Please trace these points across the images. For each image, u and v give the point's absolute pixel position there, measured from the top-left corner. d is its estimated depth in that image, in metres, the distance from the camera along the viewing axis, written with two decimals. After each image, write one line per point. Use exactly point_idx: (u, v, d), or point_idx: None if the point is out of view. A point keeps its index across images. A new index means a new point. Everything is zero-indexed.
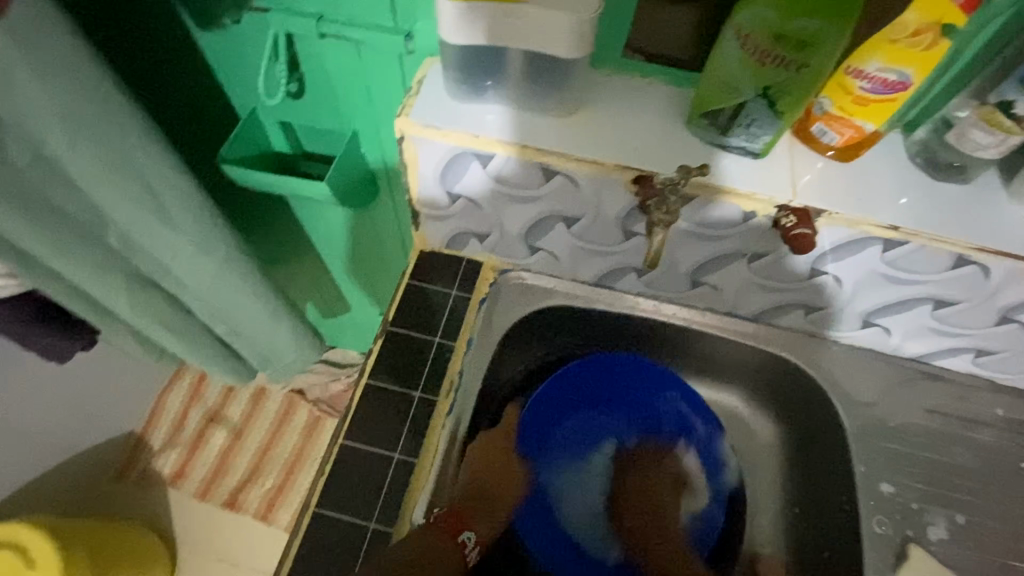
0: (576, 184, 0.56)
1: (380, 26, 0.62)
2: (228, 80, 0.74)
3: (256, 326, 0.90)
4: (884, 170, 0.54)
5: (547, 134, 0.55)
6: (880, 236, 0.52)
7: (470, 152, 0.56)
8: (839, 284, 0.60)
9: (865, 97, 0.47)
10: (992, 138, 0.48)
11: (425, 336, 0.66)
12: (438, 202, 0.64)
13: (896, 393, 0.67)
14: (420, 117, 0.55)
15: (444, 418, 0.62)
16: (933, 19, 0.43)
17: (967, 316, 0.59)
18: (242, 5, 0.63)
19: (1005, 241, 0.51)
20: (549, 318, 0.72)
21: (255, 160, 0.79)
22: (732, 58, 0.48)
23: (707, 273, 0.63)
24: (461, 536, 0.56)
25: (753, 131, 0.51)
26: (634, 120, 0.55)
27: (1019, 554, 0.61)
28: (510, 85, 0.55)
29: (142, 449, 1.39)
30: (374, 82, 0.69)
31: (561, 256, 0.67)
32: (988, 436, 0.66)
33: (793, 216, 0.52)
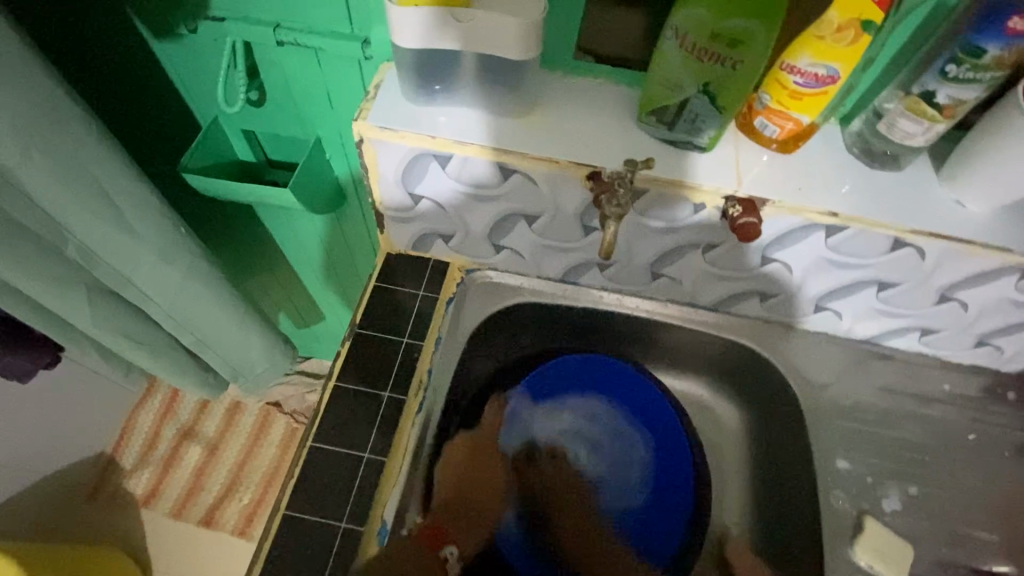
0: (534, 182, 0.58)
1: (337, 32, 0.62)
2: (187, 89, 0.74)
3: (224, 336, 0.90)
4: (823, 161, 0.57)
5: (503, 134, 0.56)
6: (821, 223, 0.55)
7: (429, 152, 0.57)
8: (789, 270, 0.63)
9: (799, 91, 0.50)
10: (919, 126, 0.51)
11: (394, 337, 0.67)
12: (401, 204, 0.65)
13: (849, 374, 0.70)
14: (377, 120, 0.56)
15: (414, 416, 0.63)
16: (853, 16, 0.45)
17: (909, 296, 0.62)
18: (198, 14, 0.63)
19: (934, 223, 0.55)
20: (517, 314, 0.73)
21: (218, 168, 0.79)
22: (673, 55, 0.50)
23: (666, 264, 0.66)
24: (441, 551, 0.57)
25: (698, 125, 0.53)
26: (586, 117, 0.57)
27: (967, 521, 0.64)
28: (464, 87, 0.56)
29: (112, 470, 1.36)
30: (335, 90, 0.70)
31: (525, 254, 0.69)
32: (937, 411, 0.69)
33: (739, 206, 0.54)
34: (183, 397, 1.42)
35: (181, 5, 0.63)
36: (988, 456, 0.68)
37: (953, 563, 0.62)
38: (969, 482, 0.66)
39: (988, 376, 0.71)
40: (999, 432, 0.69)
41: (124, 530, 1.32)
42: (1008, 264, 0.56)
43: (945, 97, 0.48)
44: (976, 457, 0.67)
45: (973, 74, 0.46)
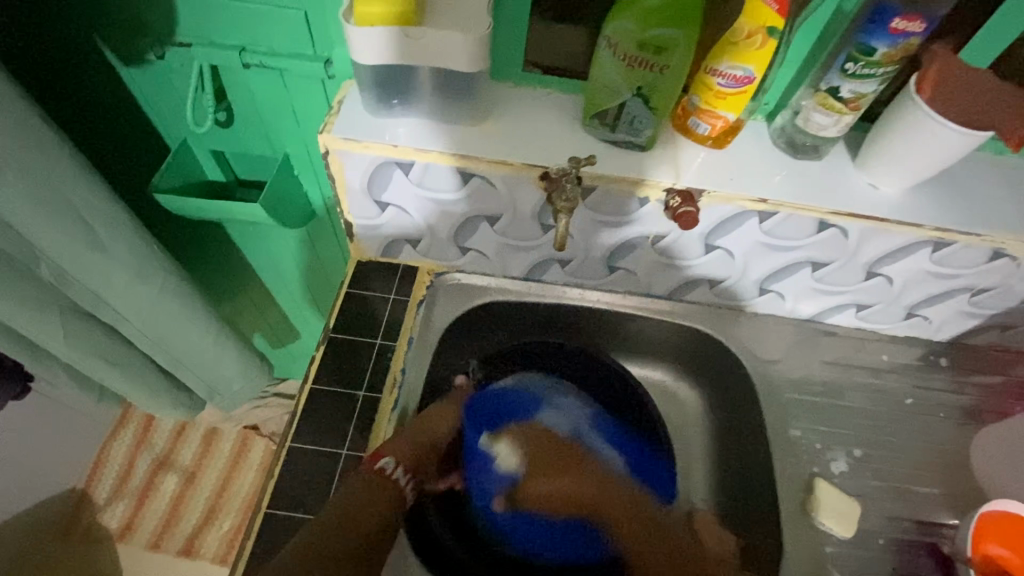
0: (492, 184, 0.62)
1: (300, 54, 0.66)
2: (156, 113, 0.77)
3: (199, 353, 0.91)
4: (752, 155, 0.63)
5: (461, 140, 0.61)
6: (754, 210, 0.61)
7: (392, 160, 0.61)
8: (731, 255, 0.68)
9: (723, 91, 0.56)
10: (830, 118, 0.58)
11: (367, 338, 0.70)
12: (368, 213, 0.68)
13: (796, 350, 0.76)
14: (343, 132, 0.60)
15: (390, 413, 0.65)
16: (759, 23, 0.51)
17: (843, 274, 0.68)
18: (165, 41, 0.67)
19: (852, 205, 0.61)
20: (485, 313, 0.77)
21: (188, 189, 0.81)
22: (608, 64, 0.56)
23: (621, 257, 0.71)
24: (378, 463, 0.59)
25: (635, 125, 0.59)
26: (537, 123, 0.63)
27: (910, 478, 0.69)
28: (421, 100, 0.61)
29: (85, 505, 1.33)
30: (300, 109, 0.73)
31: (490, 255, 0.73)
32: (878, 379, 0.75)
33: (678, 197, 0.60)
34: (157, 426, 1.41)
35: (149, 33, 0.66)
36: (926, 417, 0.74)
37: (901, 517, 0.67)
38: (910, 443, 0.72)
39: (921, 345, 0.78)
40: (935, 395, 0.75)
41: (99, 566, 1.29)
42: (921, 239, 0.62)
43: (847, 91, 0.55)
44: (916, 420, 0.73)
45: (867, 70, 0.53)
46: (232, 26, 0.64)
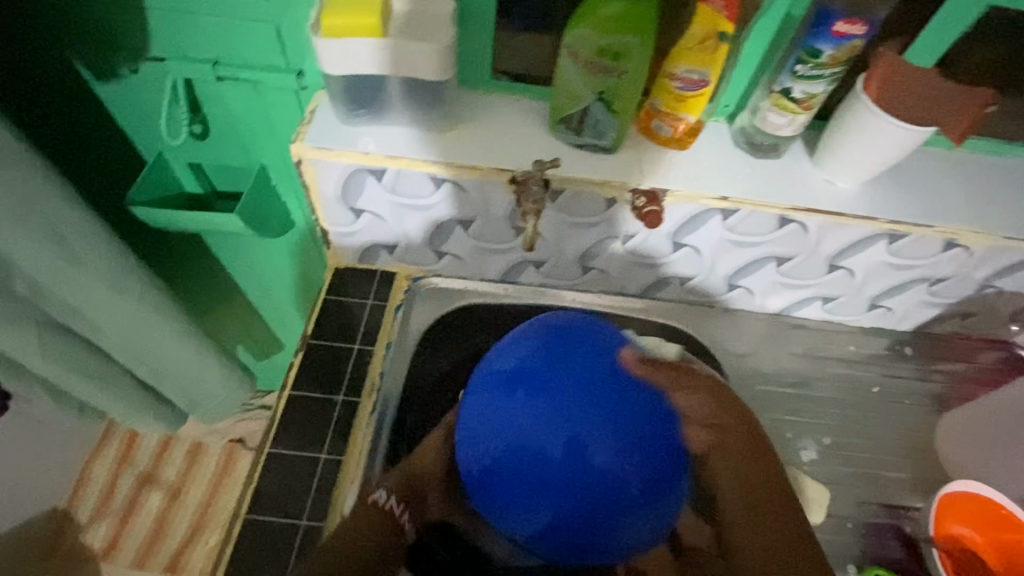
0: (464, 189, 0.65)
1: (273, 66, 0.68)
2: (132, 126, 0.78)
3: (180, 365, 0.91)
4: (715, 156, 0.65)
5: (432, 147, 0.63)
6: (715, 207, 0.63)
7: (364, 168, 0.64)
8: (698, 252, 0.71)
9: (682, 94, 0.59)
10: (785, 118, 0.60)
11: (345, 343, 0.74)
12: (343, 220, 0.72)
13: (767, 343, 0.80)
14: (314, 143, 0.63)
15: (367, 418, 0.70)
16: (709, 28, 0.54)
17: (806, 268, 0.72)
18: (138, 56, 0.68)
19: (809, 201, 0.64)
20: (463, 317, 0.78)
21: (165, 201, 0.82)
22: (570, 71, 0.58)
23: (593, 258, 0.73)
24: (372, 497, 0.63)
25: (599, 128, 0.61)
26: (505, 129, 0.65)
27: (878, 462, 0.74)
28: (392, 108, 0.63)
29: (68, 526, 1.32)
30: (275, 121, 0.75)
31: (466, 258, 0.76)
32: (844, 369, 0.79)
33: (644, 197, 0.62)
34: (140, 443, 1.40)
35: (123, 48, 0.67)
36: (893, 404, 0.78)
37: (869, 501, 0.71)
38: (877, 430, 0.76)
39: (888, 336, 0.82)
40: (901, 382, 0.79)
41: None
42: (875, 232, 0.65)
43: (799, 92, 0.58)
44: (883, 407, 0.77)
45: (816, 71, 0.56)
46: (204, 41, 0.66)
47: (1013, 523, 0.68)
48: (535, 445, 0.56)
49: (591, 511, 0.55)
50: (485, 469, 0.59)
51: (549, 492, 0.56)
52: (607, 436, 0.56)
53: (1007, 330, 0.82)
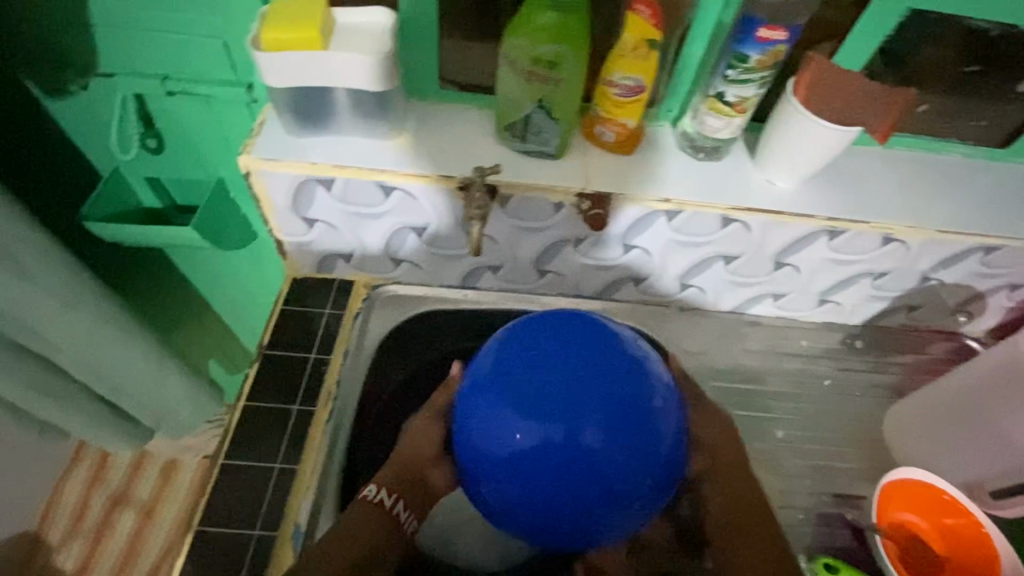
0: (413, 196, 0.75)
1: (224, 79, 0.81)
2: (95, 143, 0.91)
3: (89, 344, 0.91)
4: (642, 160, 0.76)
5: (375, 157, 0.73)
6: (659, 208, 0.74)
7: (312, 177, 0.73)
8: (648, 254, 0.83)
9: (620, 100, 0.69)
10: (721, 121, 0.71)
11: (302, 352, 0.84)
12: (296, 231, 0.82)
13: (721, 339, 0.92)
14: (261, 153, 0.72)
15: (323, 424, 0.78)
16: (640, 37, 0.63)
17: (753, 265, 0.83)
18: (88, 73, 0.81)
19: (758, 202, 0.75)
20: (433, 320, 0.90)
21: (121, 214, 0.95)
22: (510, 80, 0.68)
23: (548, 261, 0.85)
24: (369, 491, 0.68)
25: (542, 136, 0.72)
26: (447, 135, 0.76)
27: (825, 453, 0.85)
28: (337, 120, 0.73)
29: (41, 549, 1.37)
30: (230, 126, 0.87)
31: (422, 265, 0.87)
32: (792, 366, 0.92)
33: (588, 200, 0.73)
34: (113, 462, 1.47)
35: (74, 68, 0.80)
36: (844, 395, 0.90)
37: (815, 491, 0.81)
38: (826, 422, 0.88)
39: (842, 331, 0.95)
40: (848, 375, 0.92)
41: None
42: (817, 228, 0.76)
43: (732, 96, 0.68)
44: (836, 397, 0.90)
45: (744, 75, 0.66)
46: (152, 59, 0.79)
47: (957, 508, 0.74)
48: (578, 415, 0.53)
49: (573, 500, 0.54)
50: (516, 392, 0.55)
51: (567, 429, 0.53)
52: (613, 431, 0.53)
53: (956, 322, 0.95)
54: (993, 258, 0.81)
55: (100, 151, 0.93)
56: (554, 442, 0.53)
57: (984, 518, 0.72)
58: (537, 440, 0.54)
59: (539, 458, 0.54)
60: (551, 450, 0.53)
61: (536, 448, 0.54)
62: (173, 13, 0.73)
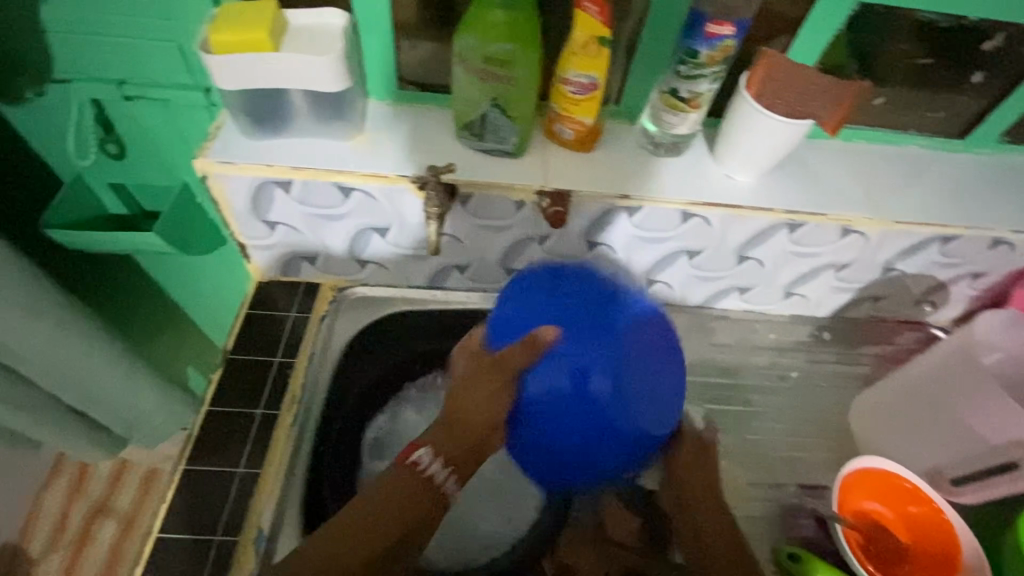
0: (372, 197, 0.75)
1: (181, 84, 0.80)
2: (53, 147, 0.90)
3: (55, 355, 0.90)
4: (603, 158, 0.77)
5: (334, 158, 0.73)
6: (619, 204, 0.75)
7: (270, 179, 0.73)
8: (612, 251, 0.83)
9: (576, 97, 0.69)
10: (677, 116, 0.72)
11: (268, 356, 0.84)
12: (259, 235, 0.82)
13: (690, 334, 0.93)
14: (217, 157, 0.72)
15: (289, 427, 0.78)
16: (591, 35, 0.63)
17: (717, 260, 0.84)
18: (44, 80, 0.80)
19: (716, 197, 0.75)
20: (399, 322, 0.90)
21: (85, 222, 0.94)
22: (464, 79, 0.68)
23: (514, 260, 0.85)
24: (410, 458, 0.67)
25: (501, 135, 0.72)
26: (404, 135, 0.76)
27: (793, 444, 0.86)
28: (295, 122, 0.72)
29: (19, 562, 1.35)
30: (190, 131, 0.86)
31: (389, 266, 0.87)
32: (761, 359, 0.93)
33: (548, 198, 0.73)
34: (93, 473, 1.46)
35: (29, 76, 0.79)
36: (812, 386, 0.91)
37: (779, 483, 0.82)
38: (793, 414, 0.88)
39: (810, 324, 0.96)
40: (816, 367, 0.93)
41: None
42: (776, 221, 0.76)
43: (686, 91, 0.69)
44: (803, 388, 0.91)
45: (697, 70, 0.67)
46: (108, 65, 0.78)
47: (919, 497, 0.75)
48: (609, 354, 0.59)
49: (562, 420, 0.61)
50: (562, 312, 0.62)
51: (592, 362, 0.59)
52: (625, 387, 0.60)
53: (921, 312, 0.95)
54: (952, 248, 0.82)
55: (62, 159, 0.92)
56: (572, 363, 0.60)
57: (945, 506, 0.74)
58: (558, 357, 0.60)
59: (550, 371, 0.61)
60: (568, 366, 0.60)
61: (552, 362, 0.61)
62: (126, 16, 0.73)
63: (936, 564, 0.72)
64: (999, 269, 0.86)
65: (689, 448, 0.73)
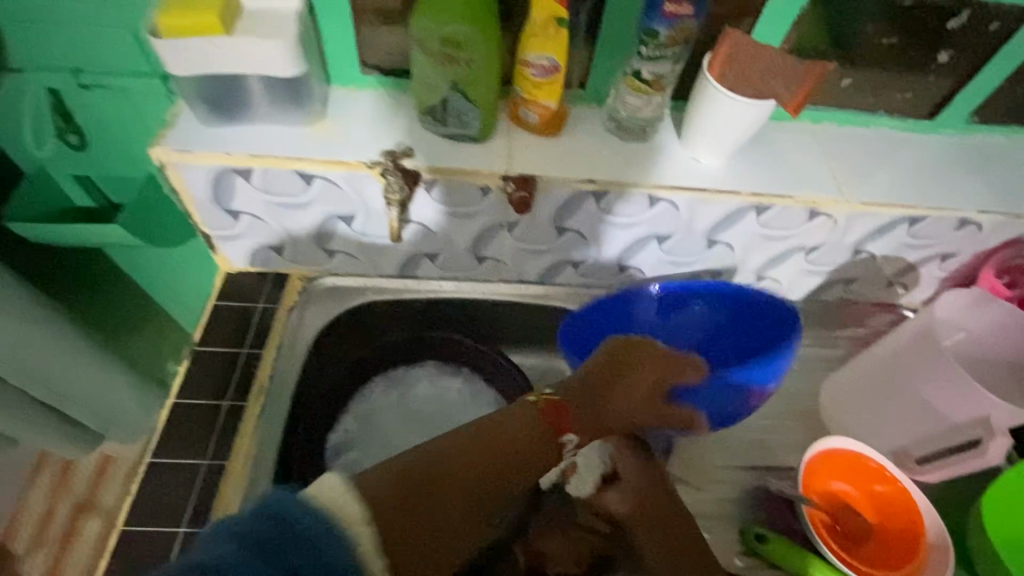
0: (335, 184, 0.74)
1: (139, 72, 0.78)
2: (6, 141, 0.87)
3: (20, 350, 0.88)
4: (570, 143, 0.76)
5: (294, 145, 0.72)
6: (585, 189, 0.74)
7: (229, 168, 0.72)
8: (582, 237, 0.82)
9: (538, 80, 0.68)
10: (641, 99, 0.71)
11: (235, 347, 0.83)
12: (224, 225, 0.81)
13: None
14: (173, 146, 0.70)
15: (256, 417, 0.78)
16: (548, 15, 0.63)
17: (687, 244, 0.84)
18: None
19: (683, 180, 0.75)
20: (369, 312, 0.90)
21: (50, 215, 0.92)
22: (423, 64, 0.67)
23: (484, 248, 0.84)
24: (563, 436, 0.63)
25: (463, 120, 0.71)
26: (365, 121, 0.75)
27: (763, 428, 0.86)
28: (254, 109, 0.71)
29: (4, 558, 1.35)
30: (150, 120, 0.84)
31: (357, 255, 0.86)
32: None
33: (513, 183, 0.72)
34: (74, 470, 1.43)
35: None
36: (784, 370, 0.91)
37: (748, 467, 0.82)
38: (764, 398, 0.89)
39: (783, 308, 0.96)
40: None
41: None
42: (743, 204, 0.76)
43: (648, 73, 0.69)
44: None
45: (658, 51, 0.66)
46: (63, 53, 0.76)
47: (884, 475, 0.76)
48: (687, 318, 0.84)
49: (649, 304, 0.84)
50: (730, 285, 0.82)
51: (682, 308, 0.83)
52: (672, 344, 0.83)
53: (894, 294, 0.96)
54: (920, 230, 0.81)
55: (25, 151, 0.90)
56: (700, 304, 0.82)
57: (910, 485, 0.74)
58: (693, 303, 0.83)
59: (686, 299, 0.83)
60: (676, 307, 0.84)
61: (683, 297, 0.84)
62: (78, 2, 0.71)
63: (898, 539, 0.74)
64: (968, 250, 0.86)
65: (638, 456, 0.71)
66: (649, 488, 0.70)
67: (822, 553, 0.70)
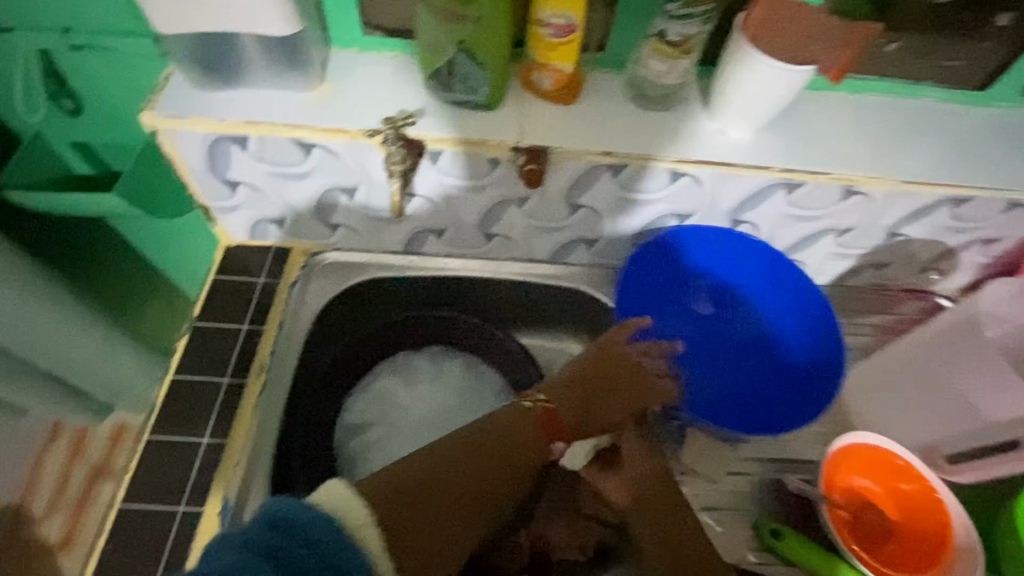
0: (334, 153, 0.69)
1: (131, 32, 0.75)
2: None
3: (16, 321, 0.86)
4: (586, 111, 0.70)
5: (291, 110, 0.68)
6: (602, 161, 0.69)
7: (223, 135, 0.68)
8: (596, 213, 0.77)
9: (553, 42, 0.63)
10: (664, 63, 0.65)
11: (235, 323, 0.80)
12: (222, 196, 0.77)
13: None
14: (164, 111, 0.67)
15: (257, 396, 0.75)
16: None
17: (708, 223, 0.79)
18: None
19: (708, 154, 0.69)
20: (372, 289, 0.86)
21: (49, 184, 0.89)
22: (429, 23, 0.62)
23: (493, 224, 0.80)
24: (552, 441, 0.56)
25: (471, 85, 0.66)
26: (367, 86, 0.70)
27: None
28: (250, 73, 0.67)
29: None
30: (145, 86, 0.80)
31: (360, 230, 0.82)
32: None
33: (524, 155, 0.67)
34: None
35: None
36: None
37: (765, 458, 0.78)
38: None
39: None
40: None
41: None
42: (773, 180, 0.70)
43: (675, 34, 0.63)
44: None
45: (687, 9, 0.61)
46: (53, 11, 0.73)
47: (911, 474, 0.72)
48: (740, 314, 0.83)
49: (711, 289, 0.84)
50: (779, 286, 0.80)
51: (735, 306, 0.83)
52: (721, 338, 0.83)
53: (928, 280, 0.90)
54: (964, 211, 0.75)
55: None
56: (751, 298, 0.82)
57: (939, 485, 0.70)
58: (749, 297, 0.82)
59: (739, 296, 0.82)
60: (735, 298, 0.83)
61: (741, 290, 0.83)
62: None
63: (927, 542, 0.69)
64: (1015, 234, 0.80)
65: (637, 437, 0.63)
66: (651, 478, 0.62)
67: (845, 555, 0.67)
